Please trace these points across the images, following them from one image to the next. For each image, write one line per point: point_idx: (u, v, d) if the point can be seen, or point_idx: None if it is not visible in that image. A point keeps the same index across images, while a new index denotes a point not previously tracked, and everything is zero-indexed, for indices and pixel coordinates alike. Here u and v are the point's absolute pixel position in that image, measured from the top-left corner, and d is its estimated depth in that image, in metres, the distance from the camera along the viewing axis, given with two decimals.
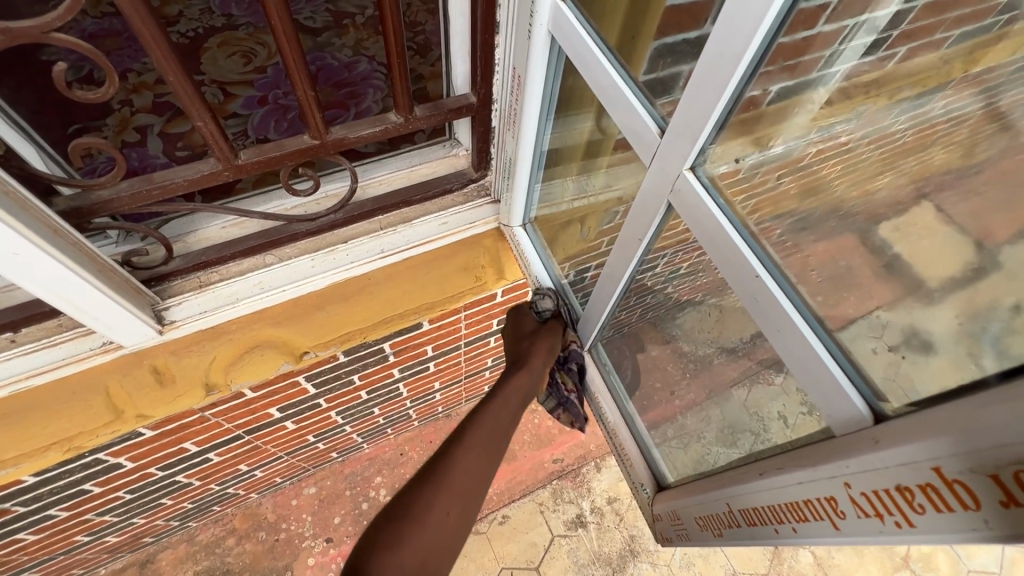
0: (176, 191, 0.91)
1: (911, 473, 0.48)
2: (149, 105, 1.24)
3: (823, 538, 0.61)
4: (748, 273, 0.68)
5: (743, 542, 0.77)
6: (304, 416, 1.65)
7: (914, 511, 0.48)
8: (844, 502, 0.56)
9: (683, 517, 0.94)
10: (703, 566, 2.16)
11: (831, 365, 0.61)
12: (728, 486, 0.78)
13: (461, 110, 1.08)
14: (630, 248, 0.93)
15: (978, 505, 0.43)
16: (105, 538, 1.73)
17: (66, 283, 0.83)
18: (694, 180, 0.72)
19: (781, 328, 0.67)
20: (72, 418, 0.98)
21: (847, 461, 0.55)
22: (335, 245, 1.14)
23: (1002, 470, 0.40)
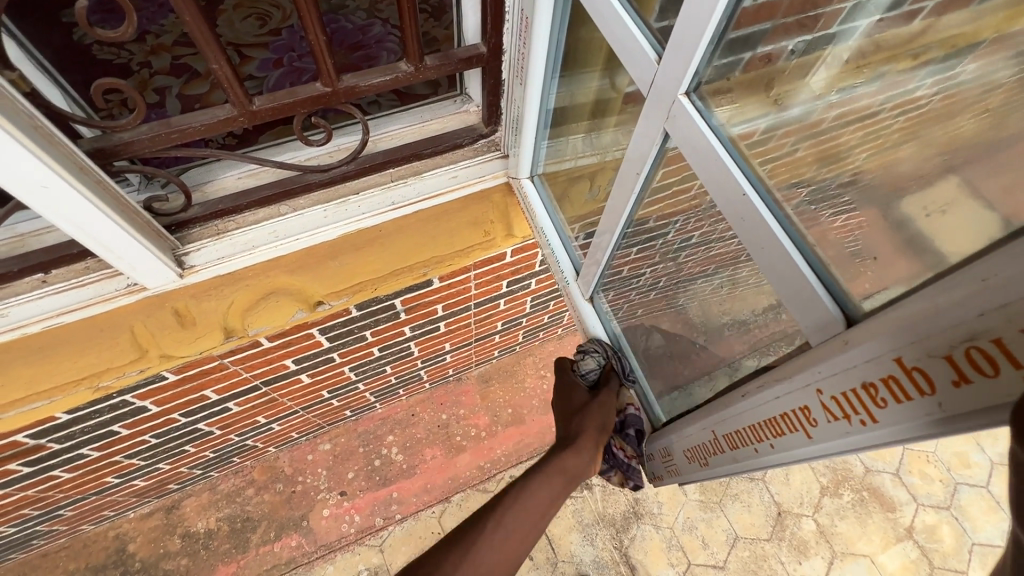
0: (193, 136, 0.94)
1: (875, 368, 0.50)
2: (167, 67, 1.24)
3: (797, 452, 0.64)
4: (735, 191, 0.70)
5: (724, 466, 0.81)
6: (318, 370, 1.70)
7: (876, 406, 0.51)
8: (816, 410, 0.58)
9: (672, 451, 0.97)
10: (706, 530, 2.21)
11: (813, 281, 0.64)
12: (713, 414, 0.80)
13: (472, 61, 1.08)
14: (629, 185, 0.95)
15: (933, 389, 0.45)
16: (133, 481, 1.83)
17: (91, 219, 0.87)
18: (687, 105, 0.74)
19: (765, 246, 0.69)
20: (98, 355, 1.06)
21: (817, 367, 0.57)
22: (347, 196, 1.16)
23: (954, 349, 0.43)
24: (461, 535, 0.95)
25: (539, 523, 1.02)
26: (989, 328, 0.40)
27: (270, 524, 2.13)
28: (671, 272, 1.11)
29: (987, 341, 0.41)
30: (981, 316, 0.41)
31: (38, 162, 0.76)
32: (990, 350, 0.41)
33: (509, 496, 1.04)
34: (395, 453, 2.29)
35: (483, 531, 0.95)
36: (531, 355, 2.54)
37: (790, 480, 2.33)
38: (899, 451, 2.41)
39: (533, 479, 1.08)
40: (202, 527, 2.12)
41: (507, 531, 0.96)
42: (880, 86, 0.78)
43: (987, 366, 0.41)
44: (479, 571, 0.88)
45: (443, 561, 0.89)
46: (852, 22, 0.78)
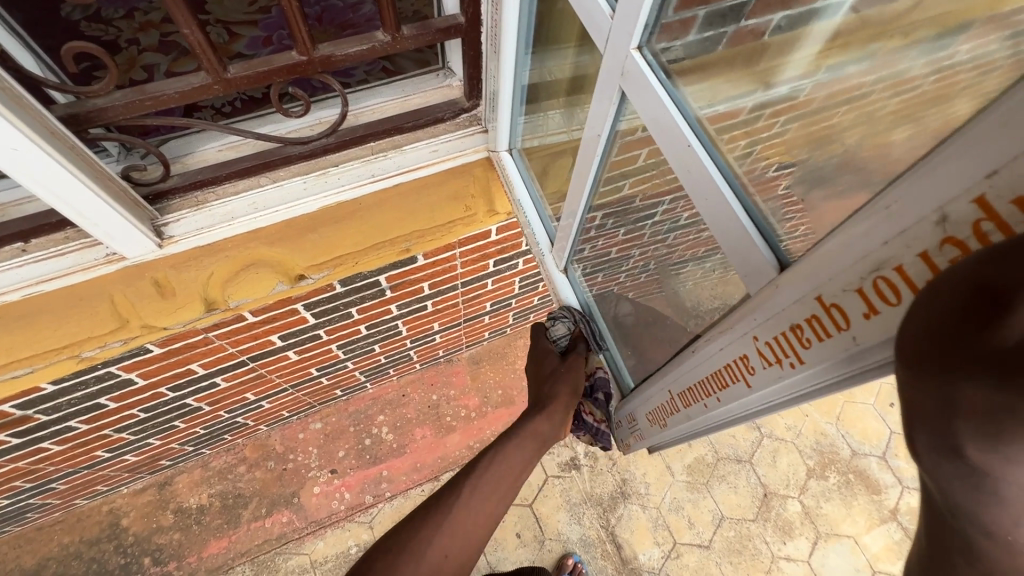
0: (169, 104, 0.94)
1: (800, 308, 0.52)
2: (155, 44, 1.11)
3: (738, 403, 0.67)
4: (682, 143, 0.72)
5: (681, 424, 0.84)
6: (306, 347, 1.71)
7: (802, 347, 0.53)
8: (754, 357, 0.61)
9: (637, 416, 1.01)
10: (692, 510, 2.24)
11: (749, 228, 0.66)
12: (670, 373, 0.84)
13: (450, 31, 1.07)
14: (593, 147, 0.98)
15: (848, 324, 0.47)
16: (124, 456, 1.85)
17: (66, 185, 0.88)
18: (639, 60, 0.75)
19: (709, 196, 0.71)
20: (78, 324, 1.07)
21: (755, 314, 0.58)
22: (326, 168, 1.16)
23: (865, 281, 0.44)
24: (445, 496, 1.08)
25: (510, 483, 1.13)
26: (894, 257, 0.41)
27: (261, 500, 2.17)
28: (661, 257, 1.08)
29: (891, 270, 0.41)
30: (885, 245, 0.41)
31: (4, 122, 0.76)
32: (893, 279, 0.41)
33: (483, 460, 1.15)
34: (385, 432, 2.31)
35: (454, 500, 1.06)
36: (522, 337, 2.55)
37: (777, 462, 2.35)
38: (886, 434, 2.42)
39: (503, 444, 1.18)
40: (194, 503, 2.15)
41: (479, 499, 1.07)
42: (871, 66, 0.58)
43: (891, 295, 0.42)
44: (456, 537, 1.00)
45: (417, 533, 0.99)
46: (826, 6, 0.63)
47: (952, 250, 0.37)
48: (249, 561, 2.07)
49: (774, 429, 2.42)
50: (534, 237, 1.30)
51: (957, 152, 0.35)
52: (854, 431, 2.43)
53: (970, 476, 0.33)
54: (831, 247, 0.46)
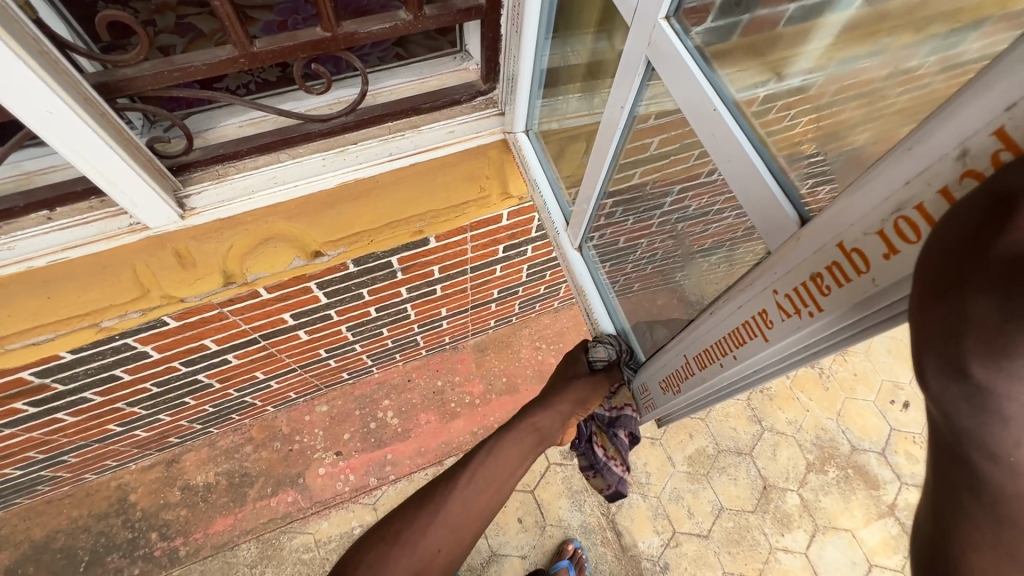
0: (195, 76, 0.96)
1: (822, 256, 0.53)
2: (172, 27, 1.12)
3: (756, 359, 0.69)
4: (708, 108, 0.73)
5: (694, 388, 0.85)
6: (316, 326, 1.73)
7: (821, 294, 0.54)
8: (773, 312, 0.63)
9: (649, 387, 1.01)
10: (692, 500, 2.26)
11: (772, 184, 0.67)
12: (684, 340, 0.85)
13: (470, 12, 1.09)
14: (615, 119, 0.97)
15: (866, 266, 0.49)
16: (134, 431, 1.88)
17: (97, 151, 0.90)
18: (667, 29, 0.76)
19: (732, 156, 0.72)
20: (99, 291, 1.10)
21: (775, 268, 0.60)
22: (345, 146, 1.19)
23: (886, 222, 0.45)
24: (429, 498, 1.08)
25: (508, 474, 1.12)
26: (912, 197, 0.43)
27: (267, 480, 2.19)
28: (676, 251, 1.09)
29: (912, 209, 0.43)
30: (906, 185, 0.43)
31: (46, 86, 0.78)
32: (913, 218, 0.43)
33: (480, 453, 1.14)
34: (390, 417, 2.34)
35: (448, 491, 1.08)
36: (527, 326, 2.57)
37: (777, 456, 2.36)
38: (885, 430, 2.44)
39: (502, 438, 1.15)
40: (201, 481, 2.18)
41: (473, 488, 1.08)
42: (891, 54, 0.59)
43: (911, 234, 0.44)
44: (449, 529, 1.03)
45: (410, 521, 1.04)
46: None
47: (970, 183, 0.39)
48: (254, 539, 2.10)
49: (775, 423, 2.43)
50: (548, 216, 1.30)
51: (994, 85, 0.35)
52: (854, 426, 2.45)
53: (974, 395, 0.36)
54: (856, 191, 0.48)
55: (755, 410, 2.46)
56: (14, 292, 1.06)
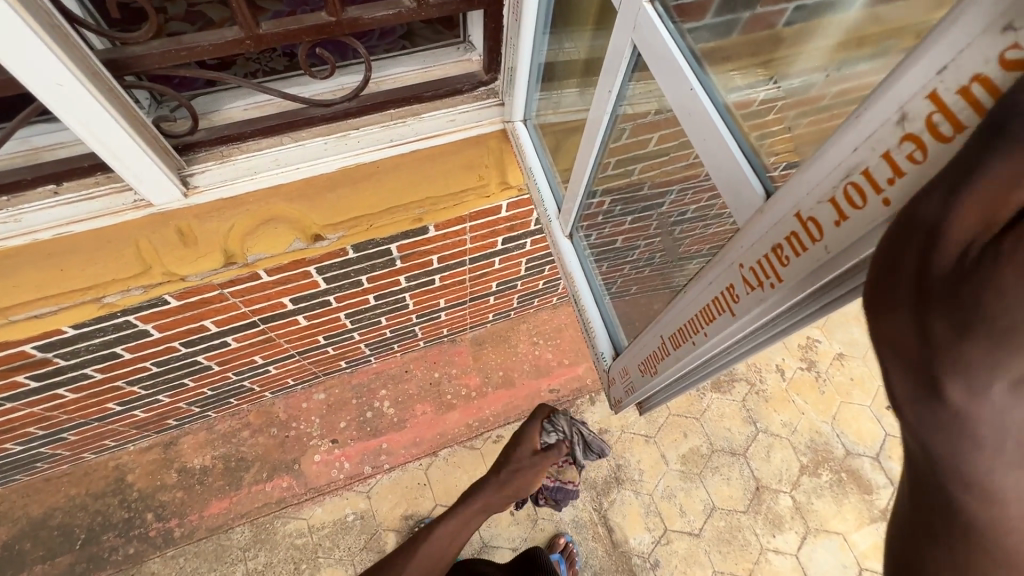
0: (202, 56, 0.98)
1: (781, 228, 0.54)
2: (181, 14, 1.14)
3: (725, 336, 0.70)
4: (686, 88, 0.73)
5: (670, 368, 0.85)
6: (315, 312, 1.75)
7: (781, 265, 0.55)
8: (739, 286, 0.63)
9: (631, 369, 0.99)
10: (684, 499, 2.27)
11: (743, 162, 0.67)
12: (660, 321, 0.85)
13: (474, 2, 1.11)
14: (603, 103, 0.97)
15: (821, 235, 0.50)
16: (133, 411, 1.91)
17: (104, 126, 0.92)
18: (651, 13, 0.76)
19: (708, 136, 0.71)
20: (101, 267, 1.12)
21: (740, 244, 0.61)
22: (347, 131, 1.20)
23: (836, 189, 0.47)
24: (397, 558, 1.32)
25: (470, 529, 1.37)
26: (859, 163, 0.44)
27: (263, 465, 2.22)
28: (668, 250, 1.10)
29: (859, 175, 0.45)
30: (854, 152, 0.44)
31: (57, 58, 0.81)
32: (860, 183, 0.45)
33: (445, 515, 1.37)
34: (386, 406, 2.36)
35: (412, 550, 1.32)
36: (525, 322, 2.59)
37: (771, 457, 2.37)
38: (880, 436, 2.44)
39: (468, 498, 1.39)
40: (198, 464, 2.21)
41: (432, 546, 1.32)
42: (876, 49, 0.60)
43: (858, 200, 0.45)
44: None
45: None
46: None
47: (910, 146, 0.40)
48: (248, 523, 2.12)
49: (770, 425, 2.44)
50: (541, 204, 1.29)
51: (932, 48, 0.36)
52: (849, 430, 2.45)
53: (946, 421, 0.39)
54: (812, 160, 0.49)
55: (750, 411, 2.46)
56: (18, 263, 1.08)
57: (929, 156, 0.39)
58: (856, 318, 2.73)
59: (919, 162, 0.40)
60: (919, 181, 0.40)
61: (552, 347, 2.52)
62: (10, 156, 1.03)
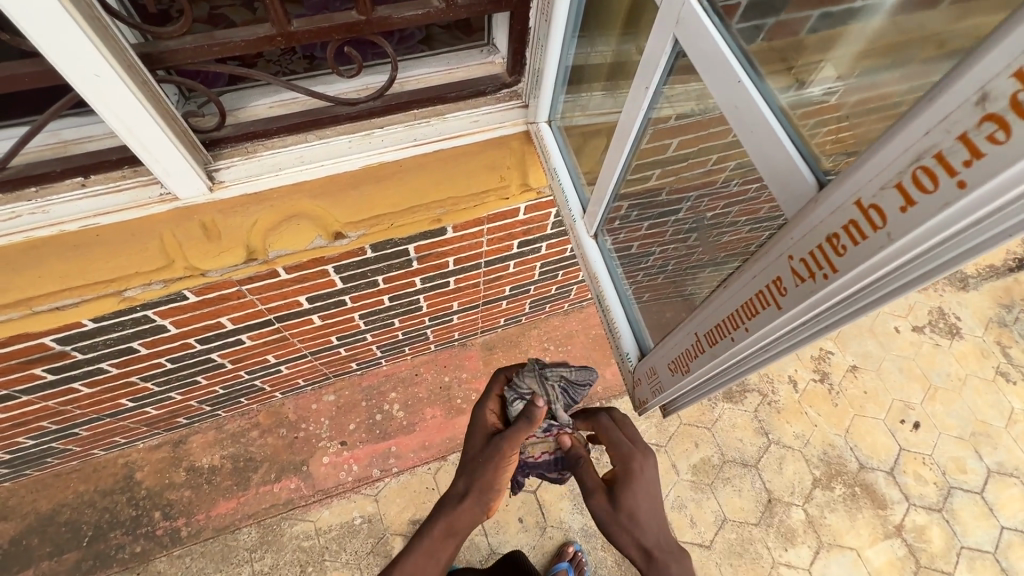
0: (234, 51, 1.00)
1: (838, 216, 0.53)
2: (204, 16, 1.15)
3: (768, 330, 0.68)
4: (732, 81, 0.70)
5: (705, 366, 0.83)
6: (330, 312, 1.75)
7: (837, 255, 0.54)
8: (787, 278, 0.62)
9: (659, 370, 0.98)
10: (695, 510, 2.23)
11: (794, 153, 0.64)
12: (696, 317, 0.84)
13: (501, 4, 1.12)
14: (638, 102, 0.94)
15: (884, 222, 0.49)
16: (145, 408, 1.91)
17: (138, 118, 0.93)
18: (696, 7, 0.73)
19: (755, 129, 0.69)
20: (125, 259, 1.13)
21: (791, 235, 0.60)
22: (372, 130, 1.22)
23: (904, 174, 0.46)
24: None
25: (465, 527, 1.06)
26: (931, 145, 0.43)
27: (271, 466, 2.20)
28: (687, 255, 1.10)
29: (930, 159, 0.44)
30: (926, 135, 0.43)
31: (96, 50, 0.82)
32: (931, 167, 0.44)
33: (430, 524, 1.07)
34: (396, 410, 2.35)
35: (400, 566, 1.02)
36: (536, 327, 2.58)
37: (783, 469, 2.33)
38: (895, 450, 2.41)
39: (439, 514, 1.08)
40: (206, 463, 2.20)
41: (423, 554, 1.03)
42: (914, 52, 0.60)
43: (929, 183, 0.44)
44: None
45: None
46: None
47: (991, 126, 0.39)
48: (255, 524, 2.10)
49: (782, 436, 2.40)
50: (565, 205, 1.28)
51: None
52: (862, 444, 2.41)
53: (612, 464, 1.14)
54: (877, 145, 0.48)
55: (762, 422, 2.43)
56: (45, 254, 1.09)
57: (1012, 138, 0.38)
58: (870, 330, 2.70)
59: (1001, 143, 0.39)
60: (1001, 164, 0.39)
61: (562, 353, 2.51)
62: (39, 148, 1.03)
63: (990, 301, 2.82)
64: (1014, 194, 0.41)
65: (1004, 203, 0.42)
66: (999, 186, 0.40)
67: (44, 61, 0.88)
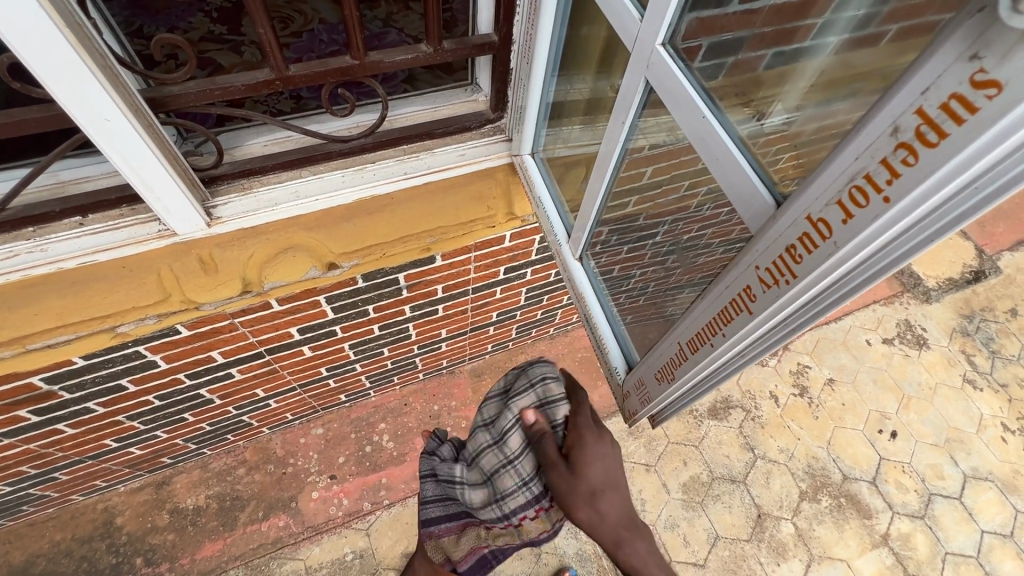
0: (234, 94, 1.06)
1: (795, 228, 0.60)
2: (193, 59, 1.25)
3: (743, 335, 0.75)
4: (698, 116, 0.78)
5: (689, 374, 0.89)
6: (321, 343, 1.77)
7: (795, 263, 0.61)
8: (756, 287, 0.69)
9: (646, 381, 1.04)
10: (687, 528, 2.25)
11: (754, 179, 0.72)
12: (679, 328, 0.90)
13: (484, 48, 1.21)
14: (617, 133, 1.03)
15: (830, 234, 0.56)
16: (129, 448, 1.87)
17: (141, 159, 0.98)
18: (664, 54, 0.83)
19: (720, 158, 0.77)
20: (125, 294, 1.16)
21: (756, 247, 0.67)
22: (364, 164, 1.28)
23: (842, 192, 0.53)
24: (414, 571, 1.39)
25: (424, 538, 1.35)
26: (862, 168, 0.51)
27: (259, 504, 2.16)
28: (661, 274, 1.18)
29: (861, 179, 0.51)
30: (857, 160, 0.51)
31: (106, 95, 0.87)
32: (863, 186, 0.51)
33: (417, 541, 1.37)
34: (386, 440, 2.33)
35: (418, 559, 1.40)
36: (523, 352, 2.62)
37: (770, 484, 2.38)
38: (875, 460, 2.48)
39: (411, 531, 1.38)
40: (190, 504, 2.14)
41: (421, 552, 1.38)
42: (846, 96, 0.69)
43: (862, 200, 0.51)
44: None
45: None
46: (842, 13, 0.70)
47: (903, 152, 0.47)
48: (243, 565, 2.04)
49: (767, 451, 2.46)
50: (551, 230, 1.35)
51: (920, 71, 0.44)
52: (844, 455, 2.48)
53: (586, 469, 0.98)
54: (822, 168, 0.55)
55: (747, 438, 2.49)
56: (44, 292, 1.11)
57: (919, 161, 0.46)
58: (843, 344, 2.82)
59: (911, 165, 0.46)
60: (912, 183, 0.46)
61: None
62: (38, 189, 1.06)
63: (952, 312, 2.98)
64: (927, 207, 0.48)
65: (923, 214, 0.49)
66: (915, 200, 0.48)
67: (53, 107, 0.92)
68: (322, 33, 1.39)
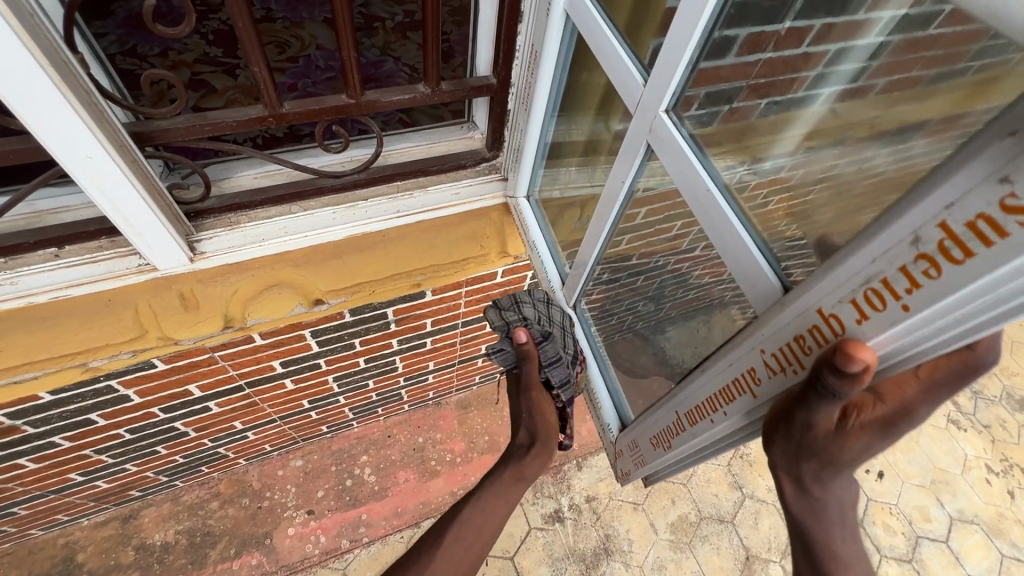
0: (223, 129, 1.03)
1: (805, 320, 0.59)
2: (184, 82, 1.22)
3: (744, 416, 0.73)
4: (701, 188, 0.77)
5: (686, 445, 0.87)
6: (303, 375, 1.71)
7: (806, 354, 0.60)
8: (760, 370, 0.68)
9: (640, 443, 1.01)
10: (675, 571, 2.19)
11: (758, 256, 0.70)
12: (676, 397, 0.88)
13: (482, 89, 1.20)
14: (615, 191, 1.02)
15: (843, 333, 0.55)
16: (96, 481, 1.78)
17: (124, 196, 0.95)
18: (666, 121, 0.81)
19: (723, 232, 0.75)
20: (100, 329, 1.12)
21: (762, 331, 0.66)
22: (356, 202, 1.25)
23: (857, 293, 0.53)
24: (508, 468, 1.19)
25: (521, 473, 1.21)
26: (878, 272, 0.50)
27: (231, 540, 2.06)
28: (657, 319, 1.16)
29: (878, 282, 0.50)
30: (873, 263, 0.50)
31: (90, 133, 0.85)
32: (880, 290, 0.50)
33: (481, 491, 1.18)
34: (368, 474, 2.26)
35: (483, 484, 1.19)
36: None
37: (759, 524, 2.34)
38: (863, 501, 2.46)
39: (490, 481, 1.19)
40: (158, 540, 2.04)
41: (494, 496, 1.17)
42: (851, 160, 0.69)
43: (878, 304, 0.51)
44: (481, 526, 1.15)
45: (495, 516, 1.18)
46: (839, 65, 0.72)
47: (924, 264, 0.46)
48: None
49: (756, 490, 2.42)
50: (544, 275, 1.32)
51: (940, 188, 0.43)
52: None
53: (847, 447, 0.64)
54: (834, 267, 0.55)
55: (736, 476, 2.45)
56: (14, 326, 1.06)
57: (941, 276, 0.45)
58: None
59: (933, 279, 0.46)
60: (934, 296, 0.46)
61: None
62: (13, 220, 1.02)
63: None
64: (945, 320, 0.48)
65: (942, 327, 0.48)
66: (933, 312, 0.47)
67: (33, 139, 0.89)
68: (319, 60, 1.35)
